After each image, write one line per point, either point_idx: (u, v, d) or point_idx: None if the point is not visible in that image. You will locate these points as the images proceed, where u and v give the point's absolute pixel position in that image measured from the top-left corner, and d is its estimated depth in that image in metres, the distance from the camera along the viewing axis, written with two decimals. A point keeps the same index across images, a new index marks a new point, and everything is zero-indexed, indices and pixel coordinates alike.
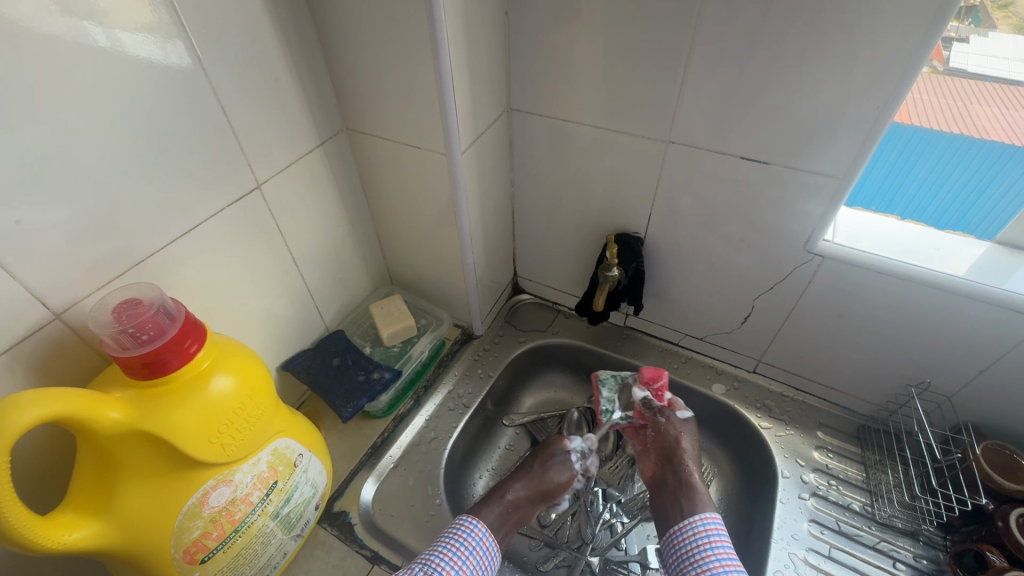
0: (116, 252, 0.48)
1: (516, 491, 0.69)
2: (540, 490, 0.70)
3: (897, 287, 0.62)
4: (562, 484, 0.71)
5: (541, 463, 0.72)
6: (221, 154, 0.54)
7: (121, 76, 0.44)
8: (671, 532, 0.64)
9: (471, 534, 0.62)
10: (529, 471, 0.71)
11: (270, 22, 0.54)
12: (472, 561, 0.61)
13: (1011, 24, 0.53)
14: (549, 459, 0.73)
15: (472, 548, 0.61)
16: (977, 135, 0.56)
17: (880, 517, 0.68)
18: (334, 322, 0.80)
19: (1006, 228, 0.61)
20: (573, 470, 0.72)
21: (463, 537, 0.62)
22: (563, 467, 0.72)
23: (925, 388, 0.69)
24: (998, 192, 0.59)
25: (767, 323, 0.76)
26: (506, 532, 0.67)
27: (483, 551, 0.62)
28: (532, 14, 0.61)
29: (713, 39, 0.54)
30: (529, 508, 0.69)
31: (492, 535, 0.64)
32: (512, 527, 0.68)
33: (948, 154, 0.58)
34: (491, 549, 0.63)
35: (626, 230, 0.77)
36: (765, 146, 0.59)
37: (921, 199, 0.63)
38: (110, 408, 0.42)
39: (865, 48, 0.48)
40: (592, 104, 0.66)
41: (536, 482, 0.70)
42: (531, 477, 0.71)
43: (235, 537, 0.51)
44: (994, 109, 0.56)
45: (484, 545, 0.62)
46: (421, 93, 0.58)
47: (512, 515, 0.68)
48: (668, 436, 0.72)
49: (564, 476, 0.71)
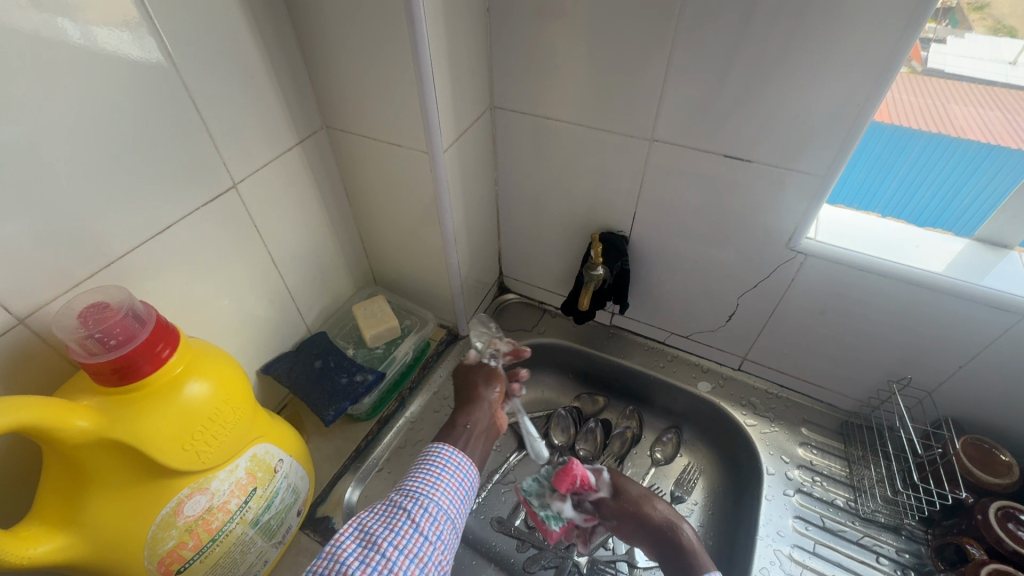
0: (84, 256, 0.47)
1: (470, 412, 0.67)
2: (484, 401, 0.70)
3: (880, 285, 0.62)
4: (501, 386, 0.72)
5: (467, 387, 0.72)
6: (194, 153, 0.52)
7: (85, 71, 0.42)
8: None
9: (440, 454, 0.59)
10: (472, 389, 0.71)
11: (245, 17, 0.52)
12: (446, 477, 0.57)
13: (987, 25, 0.53)
14: (472, 377, 0.73)
15: (443, 465, 0.58)
16: (953, 135, 0.57)
17: (863, 513, 0.69)
18: (316, 324, 0.79)
19: (986, 221, 0.61)
20: (498, 374, 0.73)
21: (433, 458, 0.59)
22: (487, 376, 0.73)
23: (906, 384, 0.69)
24: (975, 190, 0.60)
25: (752, 321, 0.76)
26: (478, 446, 0.64)
27: (457, 468, 0.59)
28: (515, 11, 0.61)
29: (694, 38, 0.54)
30: (487, 417, 0.68)
31: (462, 451, 0.62)
32: (481, 443, 0.65)
33: (926, 153, 0.58)
34: (465, 463, 0.60)
35: (612, 228, 0.76)
36: (748, 144, 0.59)
37: (902, 196, 0.64)
38: (77, 415, 0.40)
39: (844, 47, 0.49)
40: (575, 102, 0.65)
41: (473, 399, 0.69)
42: (466, 397, 0.70)
43: (212, 547, 0.50)
44: (969, 108, 0.57)
45: (455, 462, 0.59)
46: (402, 90, 0.57)
47: (478, 430, 0.66)
48: (626, 515, 0.69)
49: (498, 384, 0.72)
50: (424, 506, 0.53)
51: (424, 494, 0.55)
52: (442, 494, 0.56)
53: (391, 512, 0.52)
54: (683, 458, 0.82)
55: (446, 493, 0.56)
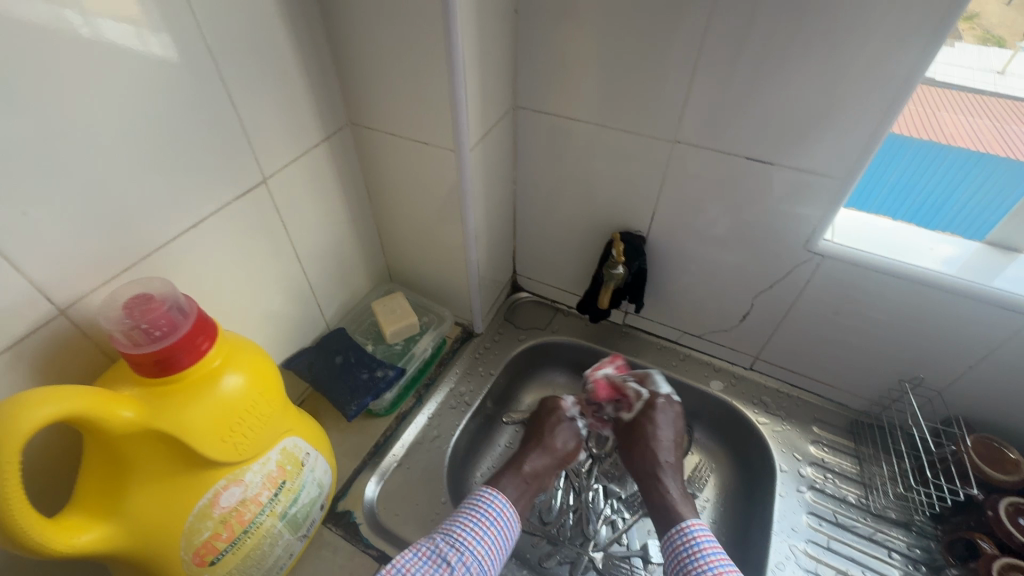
0: (121, 248, 0.47)
1: (536, 461, 0.72)
2: (557, 455, 0.74)
3: (895, 286, 0.64)
4: (575, 441, 0.76)
5: (546, 433, 0.76)
6: (227, 148, 0.53)
7: (127, 66, 0.42)
8: (665, 542, 0.65)
9: (491, 505, 0.64)
10: (547, 438, 0.75)
11: (278, 12, 0.53)
12: (493, 533, 0.62)
13: (975, 35, 0.54)
14: (557, 427, 0.76)
15: (492, 519, 0.63)
16: (944, 142, 0.60)
17: (875, 509, 0.70)
18: (335, 320, 0.79)
19: (977, 232, 0.65)
20: (580, 435, 0.77)
21: (484, 509, 0.63)
22: (563, 432, 0.76)
23: (918, 383, 0.71)
24: (964, 196, 0.64)
25: (766, 322, 0.77)
26: (528, 501, 0.69)
27: (504, 523, 0.64)
28: (542, 13, 0.62)
29: (721, 43, 0.55)
30: (547, 476, 0.72)
31: (512, 504, 0.67)
32: (533, 494, 0.70)
33: (917, 159, 0.63)
34: (511, 517, 0.65)
35: (629, 228, 0.77)
36: (769, 147, 0.60)
37: (894, 199, 0.67)
38: (122, 406, 0.40)
39: (868, 54, 0.50)
40: (598, 103, 0.66)
41: (551, 451, 0.74)
42: (544, 446, 0.74)
43: (244, 538, 0.50)
44: (959, 116, 0.61)
45: (504, 517, 0.64)
46: (432, 87, 0.57)
47: (535, 483, 0.71)
48: (643, 433, 0.74)
49: (573, 441, 0.76)
50: (466, 563, 0.58)
51: (468, 548, 0.59)
52: (484, 550, 0.60)
53: (434, 563, 0.57)
54: (694, 456, 0.83)
55: (488, 548, 0.61)
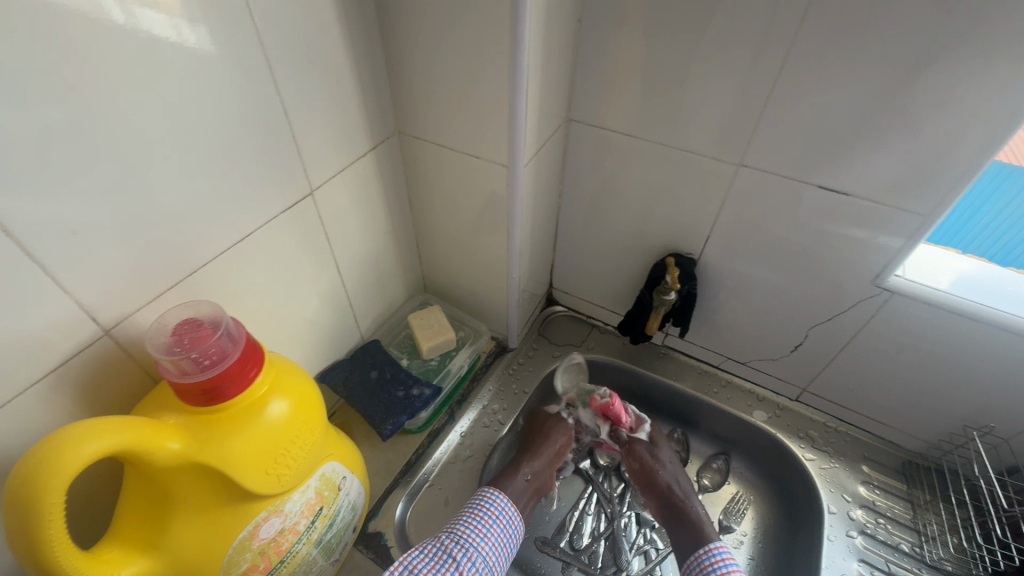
0: (167, 264, 0.45)
1: (528, 461, 0.70)
2: (551, 455, 0.72)
3: (971, 330, 0.59)
4: (564, 435, 0.75)
5: (539, 435, 0.74)
6: (275, 159, 0.50)
7: (178, 69, 0.39)
8: (689, 563, 0.64)
9: (495, 503, 0.62)
10: (543, 436, 0.74)
11: (333, 14, 0.50)
12: (498, 530, 0.60)
13: None
14: (546, 430, 0.75)
15: (496, 517, 0.61)
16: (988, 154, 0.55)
17: (930, 560, 0.67)
18: (370, 331, 0.77)
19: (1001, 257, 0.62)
20: (569, 429, 0.76)
21: (488, 506, 0.61)
22: (558, 429, 0.75)
23: (986, 431, 0.67)
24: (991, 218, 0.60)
25: (820, 355, 0.73)
26: (528, 501, 0.67)
27: (507, 520, 0.62)
28: (606, 23, 0.58)
29: (803, 65, 0.51)
30: (546, 475, 0.70)
31: (516, 505, 0.64)
32: (533, 498, 0.68)
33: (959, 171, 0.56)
34: (513, 515, 0.63)
35: (680, 251, 0.74)
36: (845, 176, 0.56)
37: None
38: (168, 437, 0.38)
39: (973, 85, 0.45)
40: (659, 120, 0.62)
41: (544, 451, 0.72)
42: (535, 448, 0.72)
43: (280, 568, 0.48)
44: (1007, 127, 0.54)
45: (508, 514, 0.62)
46: (489, 100, 0.54)
47: (535, 486, 0.68)
48: (647, 463, 0.74)
49: (563, 437, 0.74)
50: (471, 560, 0.56)
51: (472, 544, 0.57)
52: (490, 547, 0.59)
53: (440, 559, 0.55)
54: (731, 486, 0.80)
55: (493, 546, 0.59)
